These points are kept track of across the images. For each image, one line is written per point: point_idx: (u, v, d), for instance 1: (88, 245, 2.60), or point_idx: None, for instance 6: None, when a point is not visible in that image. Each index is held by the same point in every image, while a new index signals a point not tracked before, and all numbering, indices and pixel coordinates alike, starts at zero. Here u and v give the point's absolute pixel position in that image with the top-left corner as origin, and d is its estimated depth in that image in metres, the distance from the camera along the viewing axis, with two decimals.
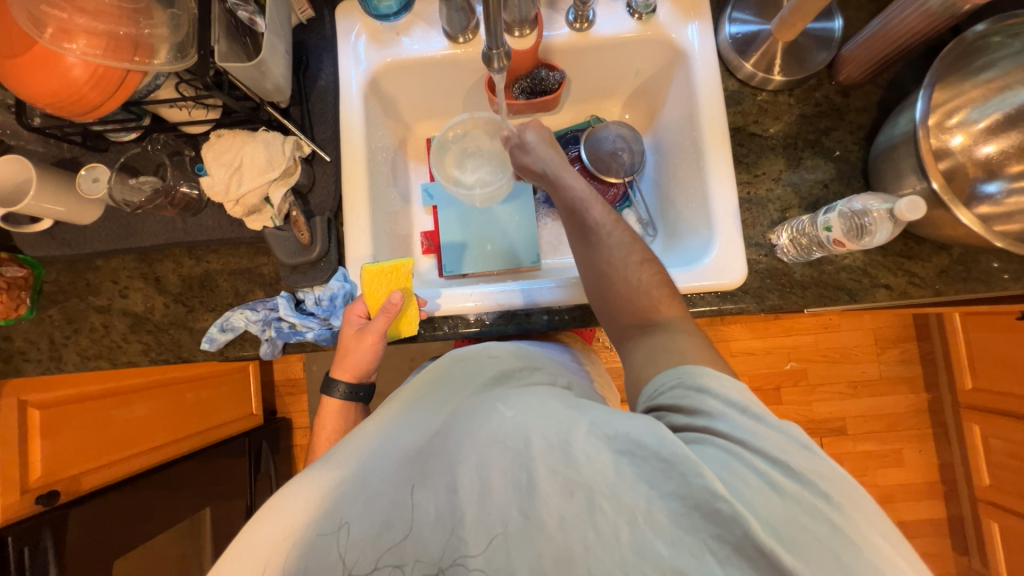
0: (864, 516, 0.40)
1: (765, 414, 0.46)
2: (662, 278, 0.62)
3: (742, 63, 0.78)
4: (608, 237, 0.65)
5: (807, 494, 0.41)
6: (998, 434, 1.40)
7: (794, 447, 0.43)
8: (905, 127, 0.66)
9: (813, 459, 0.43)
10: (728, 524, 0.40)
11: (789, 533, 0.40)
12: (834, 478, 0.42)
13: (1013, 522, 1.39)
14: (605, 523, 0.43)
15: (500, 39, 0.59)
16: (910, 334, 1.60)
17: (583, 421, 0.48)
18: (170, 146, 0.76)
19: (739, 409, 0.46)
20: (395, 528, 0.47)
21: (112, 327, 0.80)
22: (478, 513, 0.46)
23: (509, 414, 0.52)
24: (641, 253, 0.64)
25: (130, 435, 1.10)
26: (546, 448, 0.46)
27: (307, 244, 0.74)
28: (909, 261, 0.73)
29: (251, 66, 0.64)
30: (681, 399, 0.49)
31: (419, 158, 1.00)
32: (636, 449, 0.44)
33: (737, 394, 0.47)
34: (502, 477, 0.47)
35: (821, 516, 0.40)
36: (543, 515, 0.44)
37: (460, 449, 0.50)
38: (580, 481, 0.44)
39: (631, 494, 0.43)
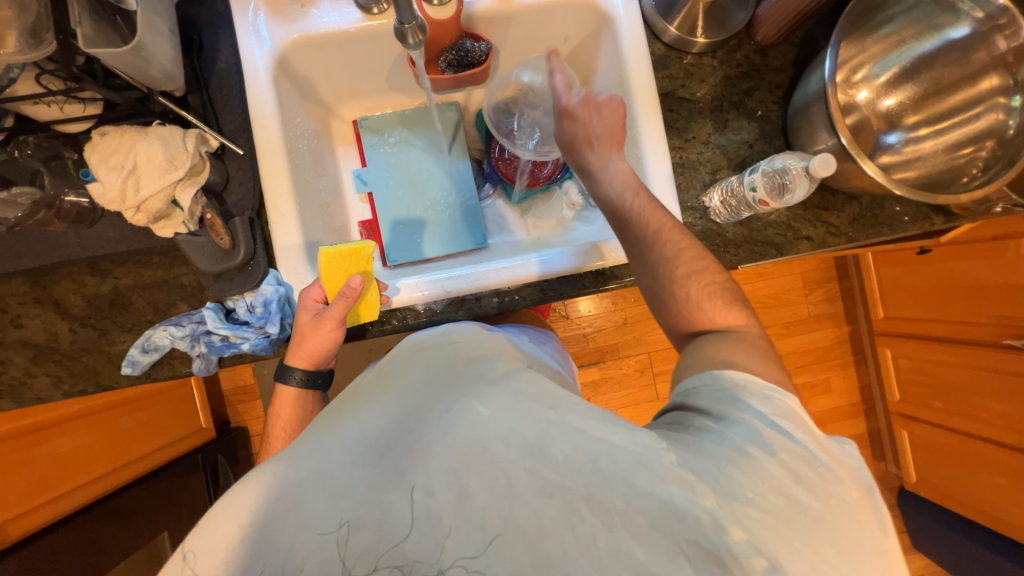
0: (846, 534, 0.43)
1: (793, 429, 0.48)
2: (712, 288, 0.63)
3: (666, 26, 0.77)
4: (651, 251, 0.65)
5: (796, 508, 0.43)
6: (905, 355, 1.60)
7: (806, 466, 0.45)
8: (816, 85, 0.70)
9: (824, 479, 0.45)
10: (702, 527, 0.43)
11: (771, 539, 0.42)
12: (830, 496, 0.44)
13: (920, 428, 1.60)
14: (583, 527, 0.44)
15: (411, 12, 0.55)
16: (832, 274, 1.76)
17: (562, 424, 0.49)
18: (45, 150, 0.67)
19: (768, 422, 0.48)
20: (369, 530, 0.45)
21: (10, 362, 0.70)
22: (457, 516, 0.45)
23: (486, 414, 0.51)
24: (688, 264, 0.64)
25: (56, 473, 1.00)
26: (524, 454, 0.47)
27: (228, 249, 0.68)
28: (826, 212, 0.79)
29: (129, 52, 0.55)
30: (713, 404, 0.51)
31: (346, 143, 0.94)
32: (614, 460, 0.46)
33: (770, 410, 0.49)
34: (480, 480, 0.47)
35: (803, 528, 0.42)
36: (522, 519, 0.45)
37: (438, 450, 0.49)
38: (558, 483, 0.46)
39: (609, 494, 0.45)
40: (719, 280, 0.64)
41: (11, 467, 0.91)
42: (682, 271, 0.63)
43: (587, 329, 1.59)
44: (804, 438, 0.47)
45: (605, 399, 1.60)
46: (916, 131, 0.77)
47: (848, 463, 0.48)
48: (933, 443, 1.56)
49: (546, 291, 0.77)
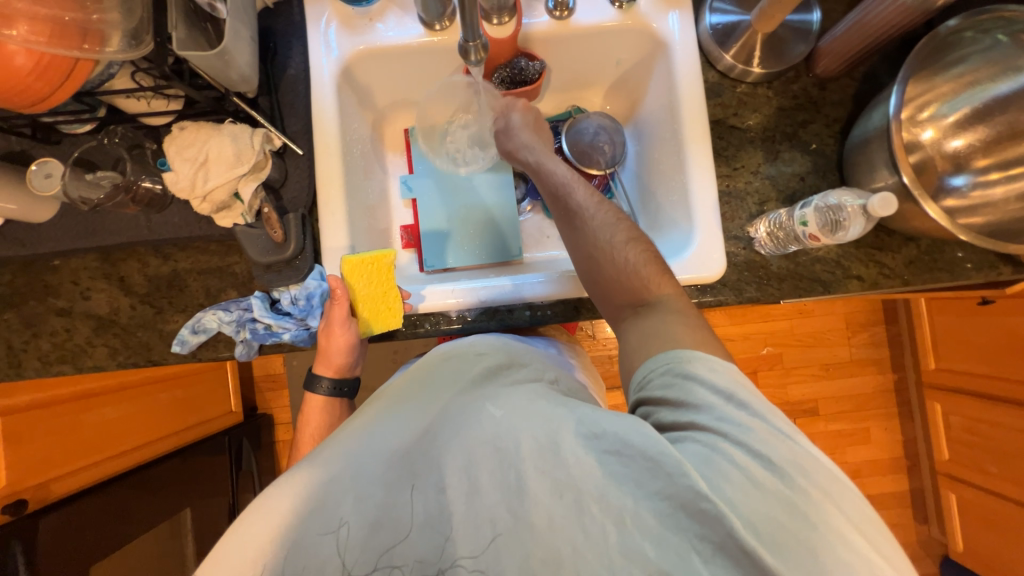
0: (841, 508, 0.42)
1: (747, 402, 0.47)
2: (649, 254, 0.62)
3: (722, 55, 0.77)
4: (592, 219, 0.64)
5: (782, 488, 0.42)
6: (957, 412, 1.49)
7: (777, 437, 0.45)
8: (878, 122, 0.67)
9: (796, 452, 0.44)
10: (712, 523, 0.41)
11: (770, 534, 0.41)
12: (811, 468, 0.44)
13: (969, 493, 1.47)
14: (593, 526, 0.43)
15: (476, 31, 0.57)
16: (878, 318, 1.67)
17: (572, 422, 0.49)
18: (129, 139, 0.73)
19: (724, 397, 0.48)
20: (386, 530, 0.47)
21: (74, 331, 0.76)
22: (467, 513, 0.46)
23: (499, 414, 0.52)
24: (626, 231, 0.63)
25: (99, 439, 1.06)
26: (536, 452, 0.47)
27: (280, 241, 0.71)
28: (880, 252, 0.76)
29: (213, 55, 0.60)
30: (668, 389, 0.50)
31: (396, 150, 0.98)
32: (623, 449, 0.45)
33: (720, 385, 0.49)
34: (491, 477, 0.47)
35: (795, 511, 0.41)
36: (532, 515, 0.45)
37: (448, 447, 0.51)
38: (569, 483, 0.45)
39: (619, 495, 0.44)
40: (654, 250, 0.63)
41: (60, 428, 0.98)
42: None
43: (613, 351, 1.56)
44: (773, 413, 0.47)
45: None
46: (986, 175, 0.73)
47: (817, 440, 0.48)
48: (983, 510, 1.44)
49: (578, 308, 0.77)
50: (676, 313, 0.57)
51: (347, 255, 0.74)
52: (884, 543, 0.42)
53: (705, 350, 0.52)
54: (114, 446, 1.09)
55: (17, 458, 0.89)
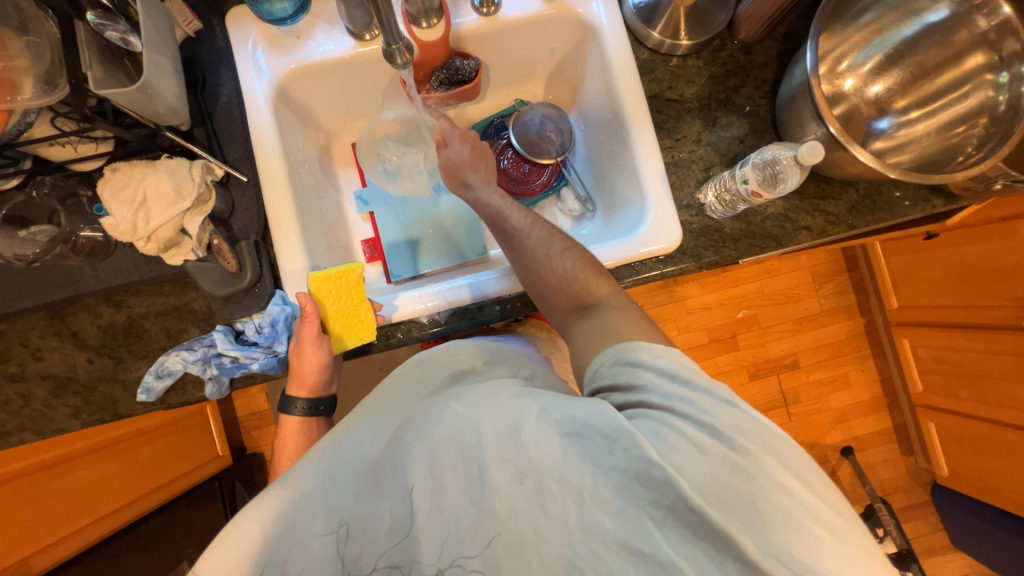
0: (782, 463, 0.44)
1: (690, 377, 0.49)
2: (585, 260, 0.65)
3: (649, 32, 0.79)
4: (528, 239, 0.67)
5: (726, 452, 0.44)
6: (924, 344, 1.56)
7: (719, 405, 0.46)
8: (800, 77, 0.71)
9: (738, 417, 0.46)
10: (662, 488, 0.43)
11: (715, 492, 0.42)
12: (751, 430, 0.45)
13: (946, 419, 1.55)
14: (554, 505, 0.44)
15: (397, 33, 0.57)
16: (841, 267, 1.74)
17: (533, 409, 0.49)
18: (61, 189, 0.70)
19: (669, 376, 0.49)
20: (354, 540, 0.47)
21: (30, 396, 0.72)
22: (432, 511, 0.47)
23: (461, 409, 0.52)
24: (561, 243, 0.66)
25: (78, 504, 1.02)
26: (497, 441, 0.47)
27: (235, 272, 0.70)
28: (824, 201, 0.79)
29: (136, 90, 0.58)
30: (617, 376, 0.51)
31: (346, 166, 0.97)
32: (581, 430, 0.46)
33: (665, 364, 0.50)
34: (453, 471, 0.48)
35: (738, 471, 0.43)
36: (494, 504, 0.45)
37: (412, 450, 0.51)
38: (529, 467, 0.46)
39: (578, 473, 0.45)
40: (589, 255, 0.66)
41: (34, 499, 0.93)
42: None
43: None
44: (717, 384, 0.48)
45: None
46: (907, 115, 0.77)
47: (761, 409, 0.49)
48: (961, 433, 1.51)
49: None
50: (615, 308, 0.60)
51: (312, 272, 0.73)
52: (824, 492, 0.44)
53: (650, 339, 0.53)
54: (95, 510, 1.04)
55: None
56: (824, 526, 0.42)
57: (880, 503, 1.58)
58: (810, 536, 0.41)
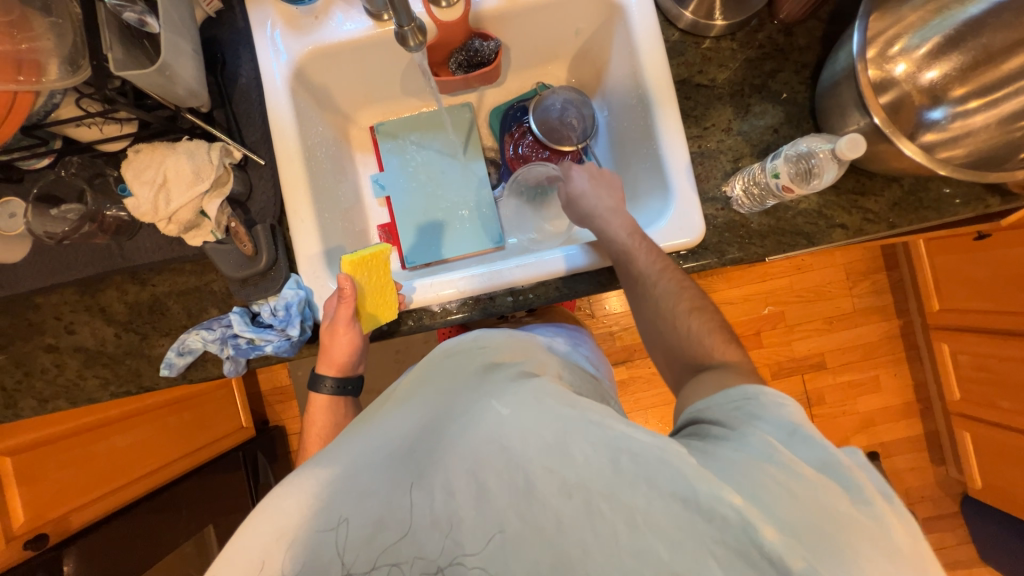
0: (888, 537, 0.39)
1: (808, 437, 0.45)
2: (713, 324, 0.65)
3: (681, 12, 0.74)
4: (653, 287, 0.67)
5: (827, 507, 0.40)
6: (965, 350, 1.47)
7: (820, 467, 0.43)
8: (844, 62, 0.65)
9: (851, 485, 0.42)
10: (732, 528, 0.40)
11: (805, 537, 0.39)
12: (861, 498, 0.41)
13: (983, 430, 1.47)
14: (604, 525, 0.43)
15: (409, 15, 0.55)
16: (879, 265, 1.64)
17: (584, 423, 0.49)
18: (88, 168, 0.72)
19: (786, 429, 0.46)
20: (388, 531, 0.46)
21: (64, 366, 0.76)
22: (477, 517, 0.46)
23: (506, 412, 0.52)
24: (688, 299, 0.66)
25: (113, 468, 1.08)
26: (545, 451, 0.47)
27: (251, 255, 0.71)
28: (863, 197, 0.74)
29: (154, 72, 0.59)
30: (727, 417, 0.50)
31: (364, 149, 0.96)
32: (637, 452, 0.45)
33: (784, 421, 0.47)
34: (498, 478, 0.47)
35: (835, 529, 0.39)
36: (541, 517, 0.45)
37: (455, 451, 0.50)
38: (578, 483, 0.45)
39: (630, 494, 0.43)
40: (717, 318, 0.66)
41: (74, 460, 1.01)
42: (667, 316, 0.66)
43: (614, 326, 1.56)
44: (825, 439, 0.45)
45: (634, 399, 1.57)
46: (965, 105, 0.70)
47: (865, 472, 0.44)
48: (999, 446, 1.43)
49: (560, 289, 0.76)
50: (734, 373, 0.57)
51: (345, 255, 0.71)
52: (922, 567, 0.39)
53: (758, 387, 0.52)
54: (129, 471, 1.11)
55: (32, 495, 0.92)
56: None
57: None
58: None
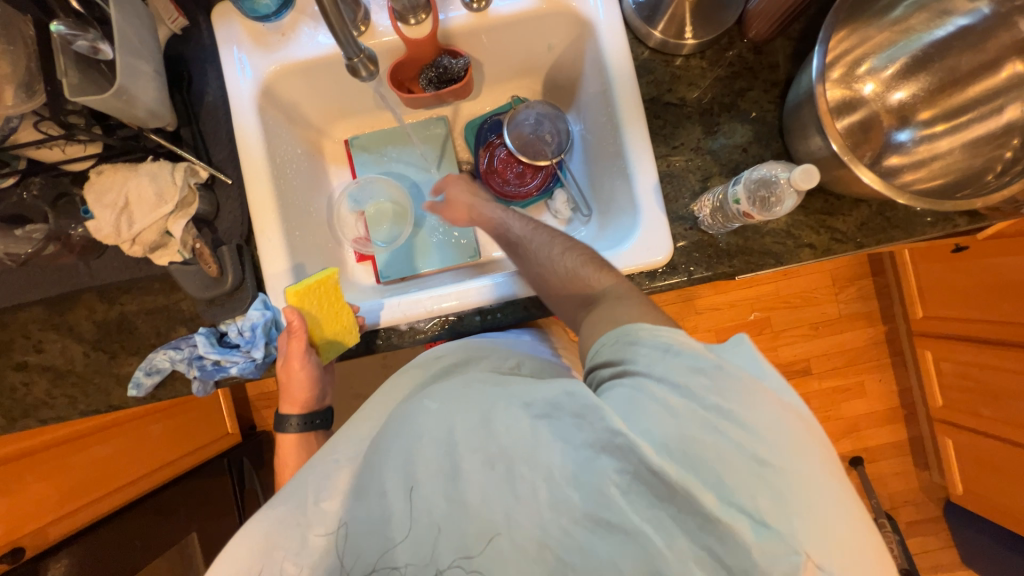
0: (766, 425, 0.41)
1: (685, 349, 0.46)
2: (587, 256, 0.62)
3: (650, 30, 0.74)
4: (530, 246, 0.67)
5: (708, 415, 0.41)
6: (947, 357, 1.48)
7: (699, 370, 0.44)
8: (807, 84, 0.65)
9: (725, 377, 0.43)
10: (626, 454, 0.41)
11: (682, 450, 0.40)
12: (740, 394, 0.42)
13: (965, 436, 1.48)
14: (524, 487, 0.43)
15: (355, 46, 0.56)
16: (865, 271, 1.64)
17: (505, 397, 0.49)
18: (52, 188, 0.71)
19: (665, 348, 0.47)
20: (380, 538, 0.45)
21: (33, 384, 0.76)
22: (409, 515, 0.45)
23: (433, 407, 0.51)
24: (562, 244, 0.65)
25: (92, 478, 1.08)
26: (471, 432, 0.47)
27: (217, 275, 0.72)
28: (831, 217, 0.74)
29: (111, 97, 0.59)
30: (614, 353, 0.49)
31: (338, 163, 0.96)
32: (551, 411, 0.45)
33: (662, 340, 0.47)
34: (428, 468, 0.46)
35: (719, 433, 0.40)
36: (466, 494, 0.44)
37: (390, 453, 0.49)
38: (499, 452, 0.45)
39: (545, 453, 0.43)
40: (592, 252, 0.63)
41: (51, 472, 1.01)
42: None
43: None
44: (698, 348, 0.46)
45: None
46: (931, 128, 0.70)
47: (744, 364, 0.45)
48: (980, 452, 1.44)
49: (528, 307, 0.76)
50: (615, 299, 0.55)
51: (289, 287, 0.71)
52: (801, 442, 0.41)
53: (641, 317, 0.51)
54: (111, 480, 1.12)
55: (8, 509, 0.92)
56: (793, 477, 0.39)
57: (885, 518, 1.54)
58: (772, 490, 0.38)
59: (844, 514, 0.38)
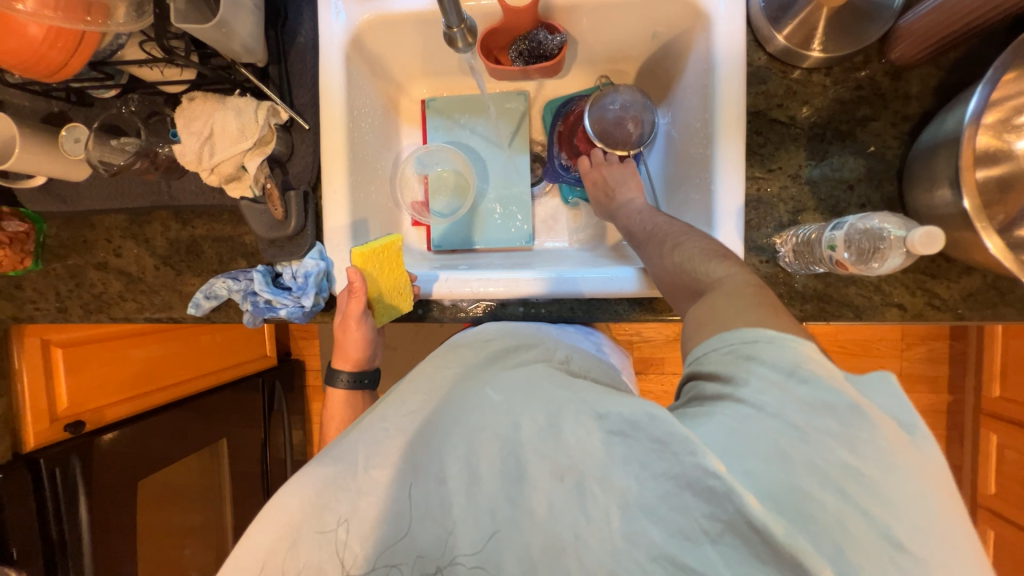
0: (902, 496, 0.35)
1: (815, 375, 0.39)
2: (706, 248, 0.57)
3: (774, 34, 0.66)
4: (650, 240, 0.64)
5: (837, 477, 0.36)
6: (1014, 446, 1.34)
7: (832, 412, 0.37)
8: (952, 126, 0.56)
9: (863, 426, 0.37)
10: (720, 501, 0.36)
11: (793, 509, 0.35)
12: (877, 454, 0.36)
13: (1010, 532, 1.35)
14: (595, 508, 0.40)
15: (459, 15, 0.55)
16: (943, 333, 1.48)
17: (574, 401, 0.45)
18: (146, 106, 0.74)
19: (784, 371, 0.40)
20: (397, 523, 0.46)
21: (108, 285, 0.83)
22: (468, 504, 0.44)
23: (499, 400, 0.49)
24: (676, 238, 0.61)
25: (148, 373, 1.17)
26: (537, 433, 0.44)
27: (281, 219, 0.73)
28: (932, 280, 0.65)
29: (212, 28, 0.59)
30: (722, 365, 0.43)
31: (412, 122, 0.94)
32: (628, 429, 0.41)
33: (783, 360, 0.40)
34: (492, 464, 0.45)
35: (845, 501, 0.35)
36: (531, 501, 0.43)
37: (448, 438, 0.48)
38: (569, 465, 0.42)
39: (622, 476, 0.40)
40: (713, 244, 0.58)
41: (113, 363, 1.10)
42: None
43: (635, 337, 1.51)
44: (827, 373, 0.39)
45: None
46: None
47: (879, 397, 0.40)
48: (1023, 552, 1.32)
49: (575, 309, 0.73)
50: (725, 294, 0.50)
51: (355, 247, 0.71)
52: (942, 517, 0.35)
53: (756, 327, 0.44)
54: (165, 378, 1.22)
55: (76, 386, 1.03)
56: (925, 565, 0.34)
57: None
58: (900, 574, 0.34)
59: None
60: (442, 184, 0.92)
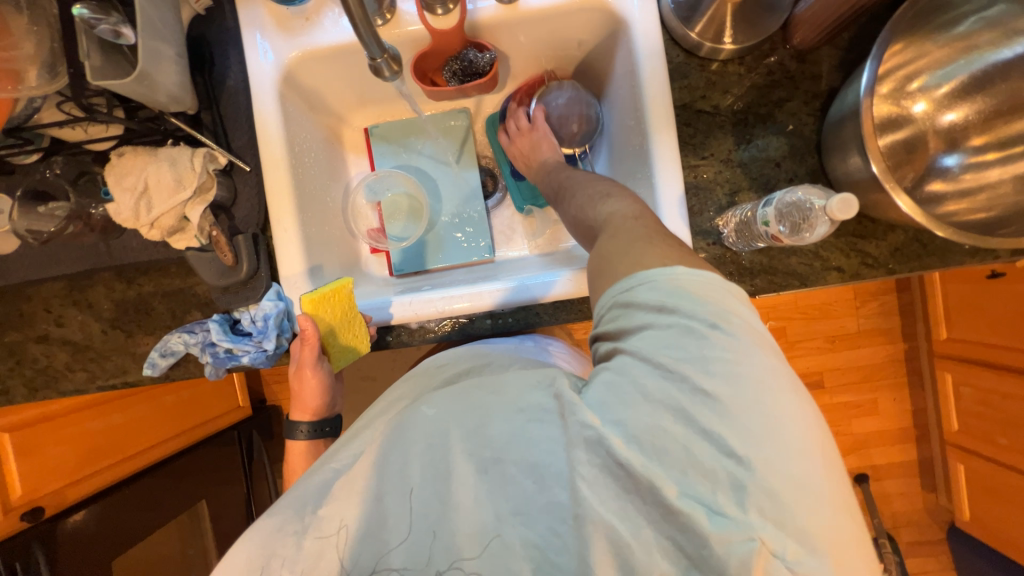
0: (746, 414, 0.38)
1: (680, 312, 0.42)
2: (607, 188, 0.61)
3: (687, 32, 0.70)
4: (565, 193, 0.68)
5: (686, 404, 0.39)
6: (968, 382, 1.43)
7: (688, 344, 0.40)
8: (853, 99, 0.61)
9: (715, 355, 0.40)
10: (594, 447, 0.41)
11: (651, 442, 0.39)
12: (725, 379, 0.39)
13: (977, 463, 1.44)
14: (515, 489, 0.43)
15: (380, 46, 0.56)
16: (890, 287, 1.57)
17: (494, 402, 0.47)
18: (72, 167, 0.72)
19: (659, 311, 0.43)
20: (380, 538, 0.45)
21: (53, 357, 0.78)
22: (405, 509, 0.45)
23: (432, 413, 0.49)
24: (581, 186, 0.65)
25: (111, 442, 1.11)
26: (465, 436, 0.46)
27: (232, 264, 0.72)
28: (863, 241, 0.70)
29: (132, 82, 0.58)
30: (611, 322, 0.45)
31: (357, 151, 0.95)
32: (540, 415, 0.44)
33: (658, 299, 0.43)
34: (422, 471, 0.46)
35: (691, 426, 0.39)
36: (457, 498, 0.44)
37: (389, 455, 0.48)
38: (493, 458, 0.44)
39: (536, 454, 0.43)
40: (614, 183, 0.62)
41: (71, 438, 1.04)
42: None
43: None
44: (691, 307, 0.42)
45: None
46: (982, 155, 0.67)
47: (742, 326, 0.42)
48: (992, 481, 1.40)
49: (539, 313, 0.75)
50: (618, 227, 0.52)
51: (304, 294, 0.69)
52: (785, 429, 0.38)
53: (647, 268, 0.45)
54: (128, 448, 1.14)
55: (28, 469, 0.96)
56: (768, 475, 0.37)
57: (885, 538, 1.51)
58: (739, 485, 0.37)
59: (821, 506, 0.37)
60: (395, 209, 0.92)
